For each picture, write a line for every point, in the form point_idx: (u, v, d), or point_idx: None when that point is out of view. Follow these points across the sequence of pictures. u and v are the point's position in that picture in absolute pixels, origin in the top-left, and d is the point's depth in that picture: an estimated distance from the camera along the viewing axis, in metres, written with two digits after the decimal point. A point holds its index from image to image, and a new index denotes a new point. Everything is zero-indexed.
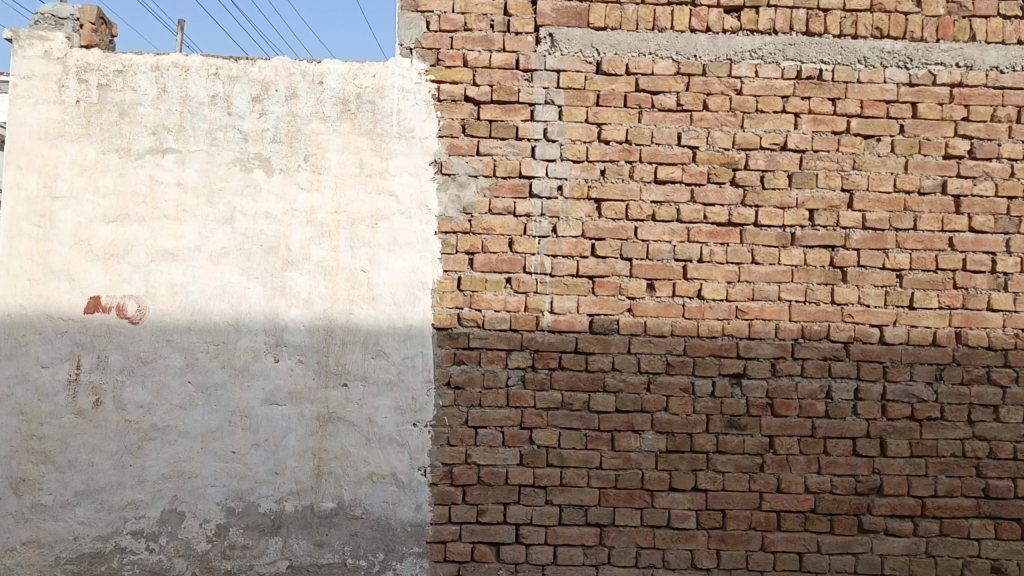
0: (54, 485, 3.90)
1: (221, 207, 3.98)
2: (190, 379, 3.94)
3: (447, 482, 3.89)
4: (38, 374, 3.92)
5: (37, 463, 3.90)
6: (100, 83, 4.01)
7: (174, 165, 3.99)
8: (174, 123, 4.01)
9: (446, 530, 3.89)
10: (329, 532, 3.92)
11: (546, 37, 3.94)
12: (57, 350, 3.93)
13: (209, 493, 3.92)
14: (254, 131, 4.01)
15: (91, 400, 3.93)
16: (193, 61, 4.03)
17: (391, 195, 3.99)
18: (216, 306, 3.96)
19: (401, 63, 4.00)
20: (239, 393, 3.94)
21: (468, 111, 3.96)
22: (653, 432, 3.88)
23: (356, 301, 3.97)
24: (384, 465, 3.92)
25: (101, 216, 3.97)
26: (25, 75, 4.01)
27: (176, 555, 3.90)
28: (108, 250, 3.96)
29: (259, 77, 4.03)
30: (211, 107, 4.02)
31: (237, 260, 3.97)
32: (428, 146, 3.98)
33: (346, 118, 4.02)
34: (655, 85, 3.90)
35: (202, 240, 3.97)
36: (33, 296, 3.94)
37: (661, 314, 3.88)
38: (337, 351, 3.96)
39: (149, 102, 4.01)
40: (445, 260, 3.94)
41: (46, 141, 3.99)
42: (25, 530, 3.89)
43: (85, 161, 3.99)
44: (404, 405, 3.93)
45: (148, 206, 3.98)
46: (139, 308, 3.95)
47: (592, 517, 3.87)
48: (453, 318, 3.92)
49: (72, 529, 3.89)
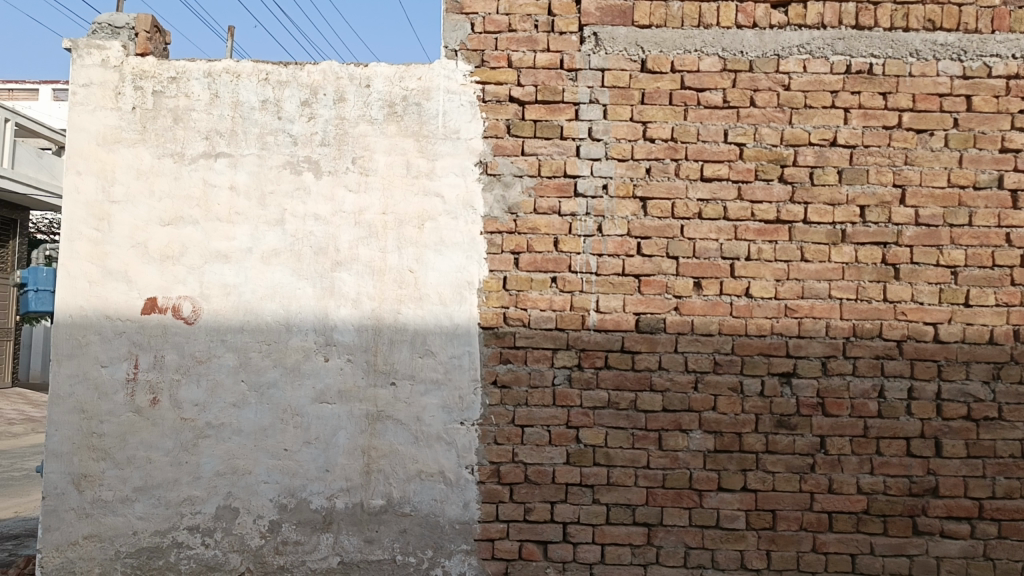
0: (114, 480, 4.02)
1: (271, 209, 4.06)
2: (243, 377, 4.02)
3: (494, 481, 3.91)
4: (98, 374, 4.05)
5: (98, 459, 4.02)
6: (155, 90, 4.12)
7: (226, 169, 4.08)
8: (226, 127, 4.10)
9: (494, 528, 3.91)
10: (379, 529, 3.97)
11: (590, 36, 3.94)
12: (116, 350, 4.06)
13: (262, 489, 4.00)
14: (304, 134, 4.09)
15: (149, 398, 4.04)
16: (243, 66, 4.11)
17: (438, 195, 4.02)
18: (267, 306, 4.04)
19: (446, 65, 4.04)
20: (290, 391, 4.02)
21: (513, 111, 3.98)
22: (701, 431, 3.85)
23: (403, 301, 4.01)
24: (432, 463, 3.96)
25: (157, 219, 4.08)
26: (83, 83, 4.14)
27: (231, 550, 3.98)
28: (164, 252, 4.07)
29: (308, 81, 4.10)
30: (262, 112, 4.10)
31: (288, 261, 4.05)
32: (474, 147, 4.01)
33: (392, 120, 4.07)
34: (701, 82, 3.88)
35: (254, 242, 4.06)
36: (92, 297, 4.07)
37: (708, 312, 3.85)
38: (386, 350, 4.01)
39: (202, 108, 4.11)
40: (490, 260, 3.96)
41: (104, 147, 4.11)
42: (86, 524, 4.01)
43: (141, 165, 4.10)
44: (451, 404, 3.96)
45: (201, 209, 4.07)
46: (194, 309, 4.05)
47: (640, 516, 3.86)
48: (500, 318, 3.94)
49: (131, 524, 4.00)
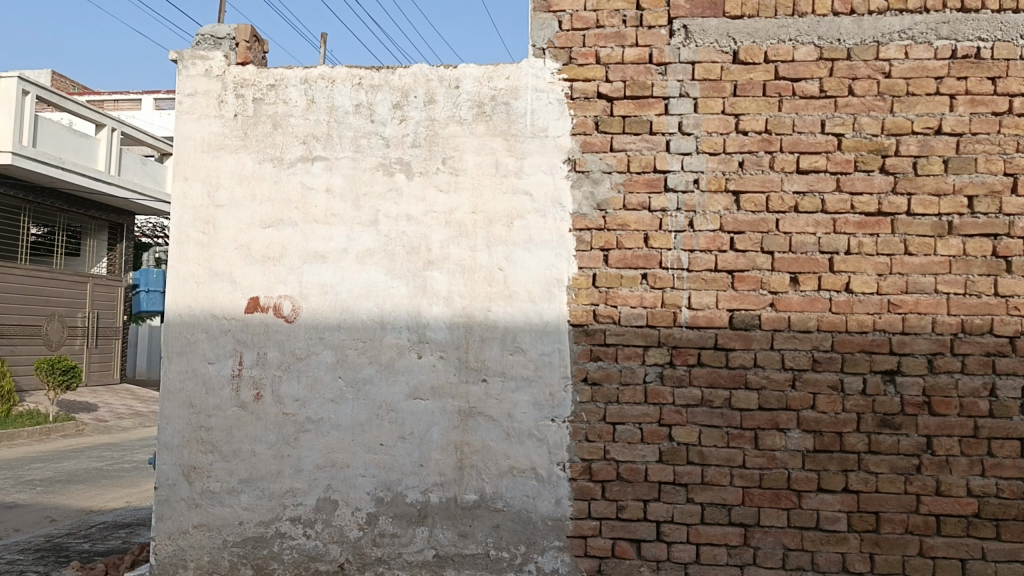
0: (221, 472, 4.20)
1: (366, 210, 4.17)
2: (340, 374, 4.14)
3: (587, 478, 3.92)
4: (205, 370, 4.24)
5: (206, 452, 4.21)
6: (255, 97, 4.28)
7: (323, 172, 4.21)
8: (322, 132, 4.22)
9: (587, 525, 3.91)
10: (473, 524, 4.02)
11: (680, 29, 3.91)
12: (222, 347, 4.24)
13: (360, 482, 4.11)
14: (396, 136, 4.17)
15: (252, 393, 4.20)
16: (338, 72, 4.23)
17: (527, 193, 4.05)
18: (363, 305, 4.14)
19: (534, 64, 4.06)
20: (385, 388, 4.11)
21: (602, 108, 3.97)
22: (799, 430, 3.76)
23: (494, 298, 4.05)
24: (524, 459, 3.99)
25: (258, 221, 4.24)
26: (189, 92, 4.34)
27: (330, 541, 4.11)
28: (265, 254, 4.23)
29: (399, 84, 4.19)
30: (356, 115, 4.21)
31: (382, 261, 4.14)
32: (562, 144, 4.02)
33: (482, 120, 4.12)
34: (796, 72, 3.79)
35: (349, 243, 4.17)
36: (200, 297, 4.27)
37: (805, 308, 3.76)
38: (477, 347, 4.06)
39: (299, 113, 4.25)
40: (580, 257, 3.96)
41: (209, 153, 4.30)
42: (196, 514, 4.21)
43: (244, 170, 4.27)
44: (542, 401, 3.98)
45: (299, 211, 4.21)
46: (293, 308, 4.19)
47: (735, 516, 3.79)
48: (590, 315, 3.94)
49: (237, 514, 4.17)
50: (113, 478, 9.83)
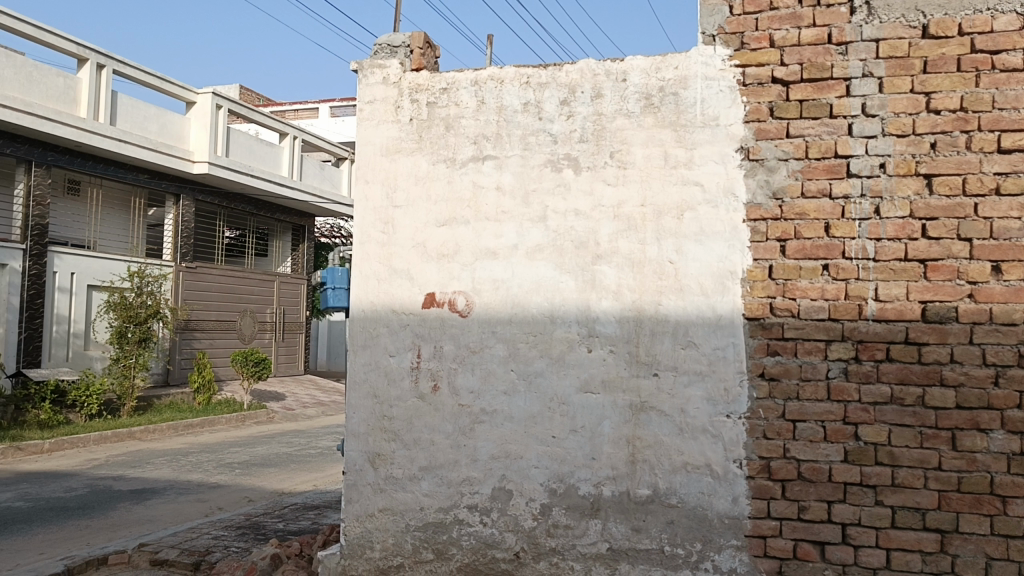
0: (403, 460, 4.41)
1: (535, 207, 4.24)
2: (513, 367, 4.25)
3: (765, 476, 3.81)
4: (387, 362, 4.47)
5: (389, 440, 4.44)
6: (429, 101, 4.46)
7: (493, 170, 4.32)
8: (492, 131, 4.34)
9: (767, 525, 3.79)
10: (646, 518, 4.00)
11: (862, 5, 3.71)
12: (402, 341, 4.45)
13: (533, 473, 4.19)
14: (564, 132, 4.22)
15: (430, 385, 4.39)
16: (506, 72, 4.33)
17: (698, 184, 3.97)
18: (533, 299, 4.22)
19: (704, 51, 3.99)
20: (557, 381, 4.17)
21: (777, 93, 3.84)
22: (1004, 432, 3.47)
23: (664, 292, 4.01)
24: (698, 455, 3.93)
25: (433, 220, 4.42)
26: (369, 100, 4.59)
27: (506, 530, 4.22)
28: (440, 251, 4.40)
29: (567, 80, 4.23)
30: (524, 113, 4.29)
31: (551, 256, 4.20)
32: (734, 133, 3.91)
33: (650, 112, 4.08)
34: (996, 44, 3.50)
35: (520, 239, 4.26)
36: (381, 294, 4.50)
37: (1010, 299, 3.46)
38: (648, 341, 4.03)
39: (470, 114, 4.38)
40: (755, 248, 3.85)
41: (387, 157, 4.53)
42: (381, 498, 4.45)
43: (419, 172, 4.46)
44: (716, 396, 3.90)
45: (472, 209, 4.35)
46: (468, 303, 4.34)
47: (931, 522, 3.55)
48: (766, 308, 3.82)
49: (419, 500, 4.37)
50: (301, 463, 10.55)
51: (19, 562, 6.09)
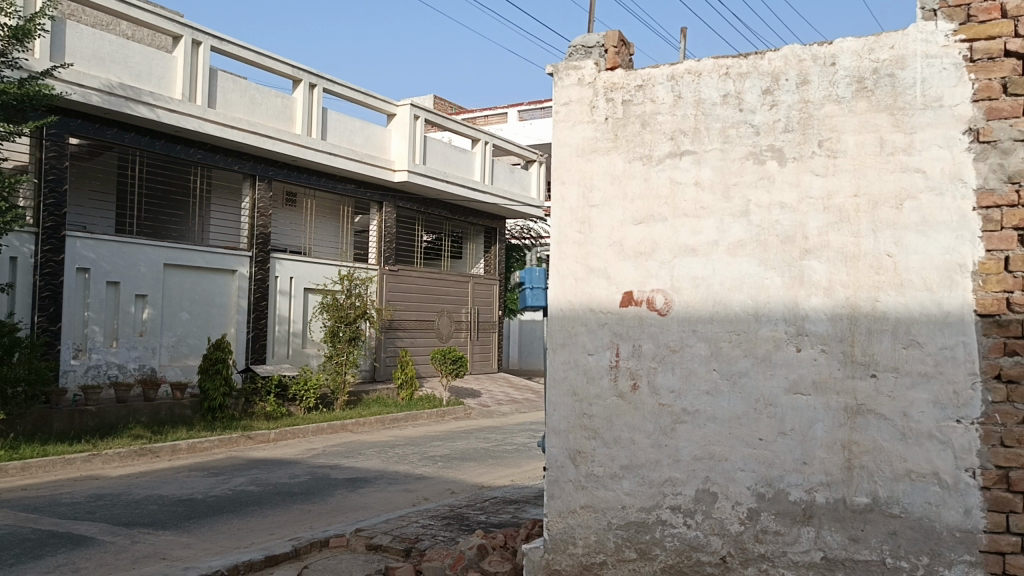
0: (604, 458, 4.43)
1: (736, 201, 4.12)
2: (715, 367, 4.14)
3: (1003, 488, 3.49)
4: (586, 361, 4.51)
5: (589, 437, 4.48)
6: (624, 100, 4.46)
7: (691, 165, 4.24)
8: (690, 126, 4.26)
9: (1005, 541, 3.47)
10: (865, 528, 3.76)
11: None
12: (600, 339, 4.48)
13: (740, 476, 4.07)
14: (767, 122, 4.06)
15: (630, 383, 4.38)
16: (704, 65, 4.25)
17: (919, 171, 3.69)
18: (736, 297, 4.10)
19: (924, 28, 3.70)
20: (764, 382, 4.02)
21: (1011, 67, 3.54)
22: None
23: (882, 287, 3.76)
24: (924, 463, 3.64)
25: (631, 218, 4.42)
26: (564, 102, 4.65)
27: (711, 533, 4.12)
28: (638, 249, 4.39)
29: (769, 68, 4.07)
30: (724, 105, 4.18)
31: (754, 252, 4.06)
32: (962, 113, 3.61)
33: (863, 96, 3.84)
34: None
35: (721, 234, 4.15)
36: (579, 293, 4.55)
37: None
38: (864, 340, 3.79)
39: (667, 110, 4.34)
40: (987, 238, 3.54)
41: (584, 156, 4.58)
42: (583, 495, 4.49)
43: (615, 170, 4.48)
44: (945, 399, 3.61)
45: (669, 206, 4.30)
46: (667, 301, 4.29)
47: None
48: (1003, 303, 3.49)
49: (621, 498, 4.38)
50: (499, 458, 10.89)
51: (255, 540, 6.73)
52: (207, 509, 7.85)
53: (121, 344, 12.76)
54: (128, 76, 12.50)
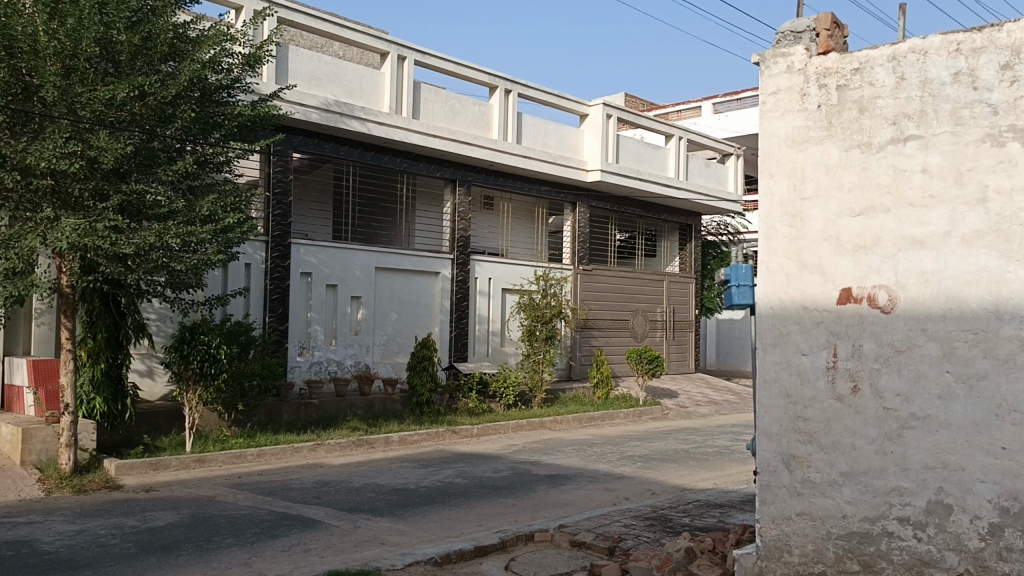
0: (821, 464, 4.29)
1: (972, 187, 3.93)
2: (948, 368, 3.93)
3: None
4: (800, 361, 4.37)
5: (805, 442, 4.34)
6: (839, 85, 4.34)
7: (918, 151, 4.10)
8: (915, 109, 4.11)
9: None
10: None
11: None
12: (816, 339, 4.33)
13: (979, 488, 3.84)
14: (1006, 100, 3.87)
15: (850, 386, 4.22)
16: (931, 42, 4.09)
17: None
18: (972, 293, 3.88)
19: None
20: (1007, 385, 3.77)
21: None
22: None
23: None
24: None
25: (848, 210, 4.29)
26: (772, 91, 4.57)
27: (946, 548, 3.92)
28: (857, 243, 4.25)
29: (1008, 41, 3.88)
30: (955, 85, 4.00)
31: (993, 243, 3.85)
32: None
33: None
34: None
35: (953, 225, 3.97)
36: (791, 290, 4.43)
37: None
38: None
39: (888, 93, 4.20)
40: None
41: (795, 147, 4.48)
42: (799, 502, 4.36)
43: (831, 161, 4.37)
44: None
45: (893, 196, 4.16)
46: (891, 298, 4.12)
47: None
48: None
49: (841, 508, 4.23)
50: (699, 459, 10.67)
51: (463, 530, 7.03)
52: (420, 499, 8.30)
53: (338, 342, 13.78)
54: (342, 94, 13.48)
